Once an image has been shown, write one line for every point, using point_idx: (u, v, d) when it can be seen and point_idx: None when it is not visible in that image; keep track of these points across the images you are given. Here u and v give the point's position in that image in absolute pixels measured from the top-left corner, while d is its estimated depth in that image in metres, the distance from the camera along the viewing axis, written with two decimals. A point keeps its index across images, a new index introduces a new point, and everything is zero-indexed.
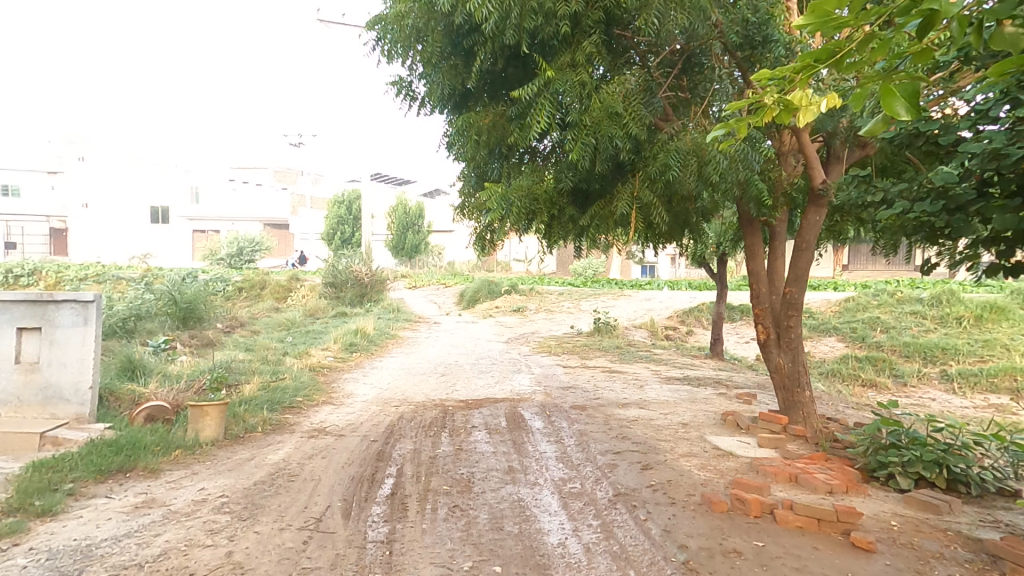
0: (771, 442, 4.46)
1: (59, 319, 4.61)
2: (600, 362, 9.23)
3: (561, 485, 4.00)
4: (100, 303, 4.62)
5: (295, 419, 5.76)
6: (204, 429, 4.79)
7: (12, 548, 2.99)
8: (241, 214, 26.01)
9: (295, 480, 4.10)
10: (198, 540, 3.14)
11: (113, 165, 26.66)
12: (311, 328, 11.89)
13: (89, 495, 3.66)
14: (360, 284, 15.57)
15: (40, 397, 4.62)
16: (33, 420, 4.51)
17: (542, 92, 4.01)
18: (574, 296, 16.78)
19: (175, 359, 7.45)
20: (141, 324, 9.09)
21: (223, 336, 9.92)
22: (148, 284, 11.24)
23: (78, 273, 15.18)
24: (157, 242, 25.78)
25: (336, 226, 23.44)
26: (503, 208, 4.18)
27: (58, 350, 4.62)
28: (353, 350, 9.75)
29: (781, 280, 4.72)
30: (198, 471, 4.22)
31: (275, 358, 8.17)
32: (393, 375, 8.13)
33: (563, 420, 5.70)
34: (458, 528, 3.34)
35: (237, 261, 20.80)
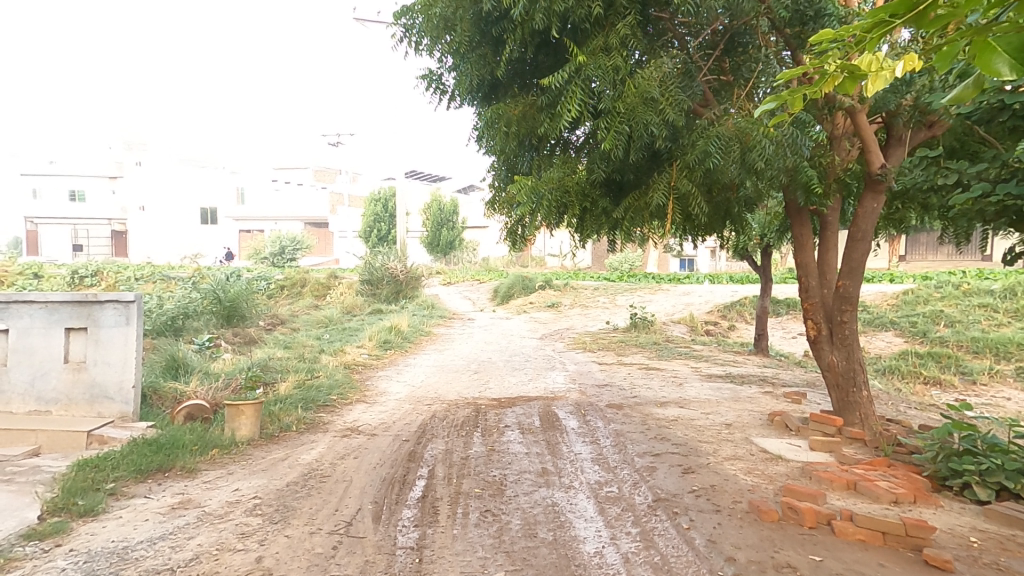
0: (825, 446, 4.15)
1: (103, 319, 4.68)
2: (637, 359, 8.97)
3: (597, 489, 3.82)
4: (141, 303, 4.66)
5: (329, 418, 5.76)
6: (241, 427, 4.82)
7: (54, 550, 2.96)
8: (283, 214, 26.69)
9: (327, 481, 4.06)
10: (230, 544, 3.09)
11: (163, 169, 27.71)
12: (348, 325, 12.01)
13: (129, 495, 3.67)
14: (396, 281, 15.65)
15: (87, 396, 4.70)
16: (80, 419, 4.60)
17: (573, 79, 3.80)
18: (611, 291, 16.46)
19: (217, 357, 7.59)
20: (188, 322, 9.34)
21: (264, 334, 10.11)
22: (195, 282, 11.59)
23: (133, 273, 15.87)
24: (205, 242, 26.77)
25: (373, 224, 23.71)
26: (533, 202, 4.03)
27: (103, 350, 4.69)
28: (388, 347, 9.77)
29: (833, 273, 4.40)
30: (233, 471, 4.22)
31: (312, 356, 8.25)
32: (428, 373, 8.09)
33: (600, 419, 5.51)
34: (490, 534, 3.21)
35: (280, 260, 21.29)
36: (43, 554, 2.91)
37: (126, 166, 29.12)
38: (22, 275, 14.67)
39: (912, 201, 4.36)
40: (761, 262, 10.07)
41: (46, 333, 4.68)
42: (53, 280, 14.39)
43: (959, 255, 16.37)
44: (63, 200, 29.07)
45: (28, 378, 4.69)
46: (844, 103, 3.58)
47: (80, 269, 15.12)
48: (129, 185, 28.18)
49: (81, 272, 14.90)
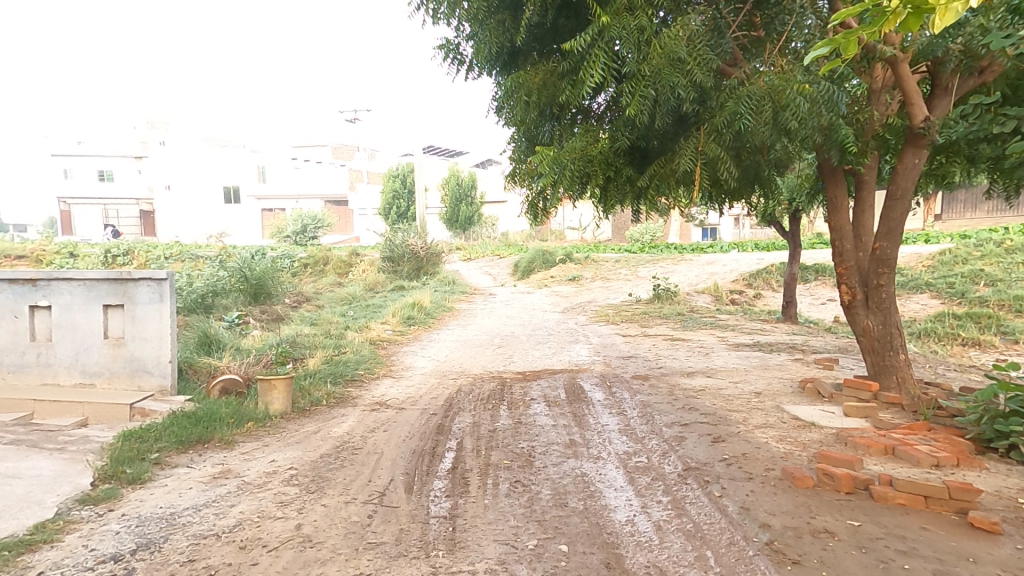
0: (860, 411, 4.09)
1: (138, 296, 4.79)
2: (662, 329, 8.89)
3: (626, 459, 3.83)
4: (173, 280, 4.75)
5: (357, 392, 5.86)
6: (273, 402, 4.93)
7: (107, 514, 3.08)
8: (304, 193, 26.85)
9: (359, 453, 4.14)
10: (270, 512, 3.18)
11: (185, 151, 27.99)
12: (372, 302, 12.11)
13: (172, 464, 3.79)
14: (417, 258, 15.70)
15: (127, 370, 4.83)
16: (122, 392, 4.74)
17: (596, 42, 3.66)
18: (633, 263, 16.30)
19: (247, 334, 7.75)
20: (217, 301, 9.53)
21: (290, 311, 10.26)
22: (221, 261, 11.78)
23: (161, 253, 16.17)
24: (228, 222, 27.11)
25: (392, 201, 23.70)
26: (555, 172, 3.92)
27: (139, 326, 4.80)
28: (412, 323, 9.85)
29: (869, 234, 4.24)
30: (268, 443, 4.32)
31: (338, 332, 8.35)
32: (452, 347, 8.14)
33: (626, 391, 5.49)
34: (521, 504, 3.24)
35: (303, 238, 21.45)
36: (98, 518, 3.03)
37: (149, 149, 29.46)
38: (59, 257, 15.08)
39: (957, 154, 4.16)
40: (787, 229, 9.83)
41: (86, 310, 4.81)
42: (87, 260, 14.78)
43: (997, 211, 15.71)
44: (91, 183, 29.71)
45: (71, 353, 4.84)
46: (886, 53, 3.39)
47: (111, 249, 15.46)
48: (152, 167, 28.57)
49: (112, 252, 15.23)
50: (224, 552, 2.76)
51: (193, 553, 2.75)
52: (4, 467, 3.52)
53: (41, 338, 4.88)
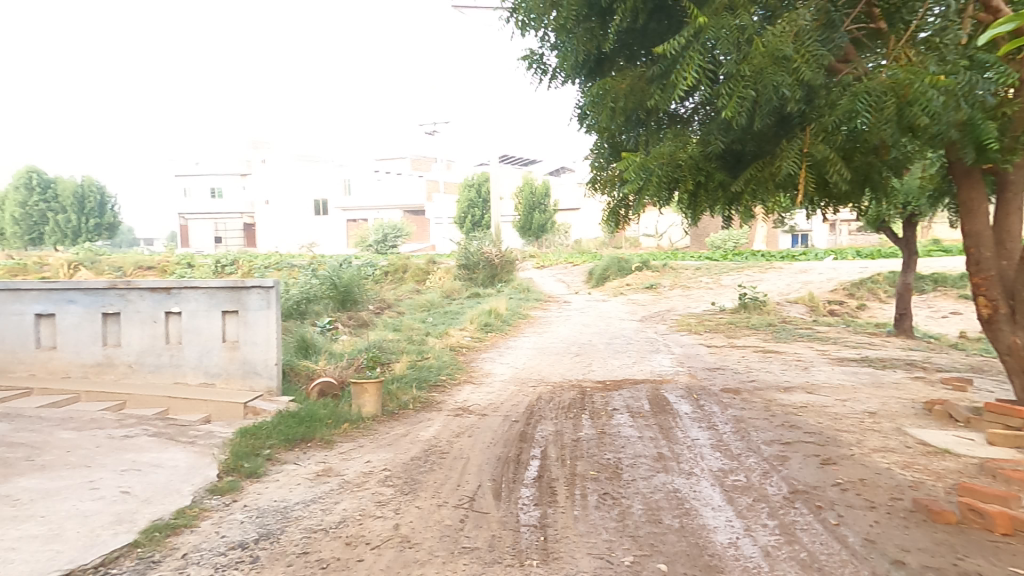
0: (1008, 441, 3.68)
1: (249, 303, 5.18)
2: (750, 341, 8.46)
3: (722, 477, 3.64)
4: (278, 287, 5.12)
5: (441, 397, 5.99)
6: (365, 405, 5.15)
7: (232, 504, 3.34)
8: (385, 203, 28.06)
9: (446, 457, 4.22)
10: (370, 511, 3.30)
11: (280, 166, 30.08)
12: (449, 308, 12.38)
13: (282, 461, 4.05)
14: (491, 266, 15.90)
15: (240, 371, 5.22)
16: (236, 392, 5.13)
17: (691, 44, 3.53)
18: (714, 271, 15.66)
19: (337, 339, 8.17)
20: (310, 307, 10.11)
21: (374, 318, 10.71)
22: (314, 269, 12.49)
23: (260, 262, 17.40)
24: (317, 232, 28.83)
25: (467, 210, 24.18)
26: (641, 179, 3.79)
27: (250, 330, 5.19)
28: (489, 330, 9.97)
29: (1015, 241, 3.83)
30: (363, 444, 4.51)
31: (419, 338, 8.59)
32: (529, 355, 8.16)
33: (715, 404, 5.24)
34: (612, 517, 3.16)
35: (383, 248, 22.39)
36: (226, 507, 3.28)
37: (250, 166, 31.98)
38: (176, 266, 16.59)
39: None
40: (905, 235, 9.10)
41: (208, 316, 5.22)
42: (196, 268, 16.19)
43: None
44: (201, 198, 32.72)
45: (196, 355, 5.25)
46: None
47: (221, 258, 16.89)
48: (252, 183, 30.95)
49: (220, 262, 16.63)
50: (333, 547, 2.89)
51: (306, 545, 2.90)
52: (151, 456, 3.88)
53: (173, 341, 5.29)
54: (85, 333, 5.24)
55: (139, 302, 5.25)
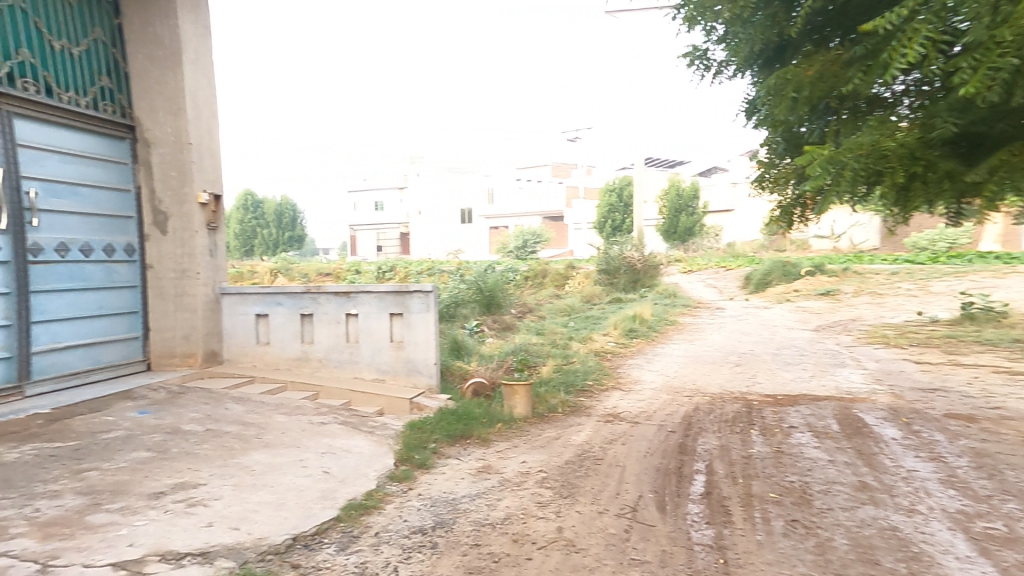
0: None
1: (411, 306, 5.63)
2: (986, 360, 7.19)
3: (966, 522, 3.10)
4: (437, 292, 5.50)
5: (590, 402, 5.95)
6: (516, 406, 5.29)
7: (409, 492, 3.65)
8: (526, 210, 28.88)
9: (601, 463, 4.16)
10: (532, 511, 3.37)
11: (434, 180, 32.49)
12: (590, 314, 12.33)
13: (446, 455, 4.33)
14: (633, 271, 15.53)
15: (406, 369, 5.70)
16: (403, 388, 5.60)
17: (915, 14, 2.99)
18: (920, 279, 13.65)
19: (484, 341, 8.56)
20: (459, 311, 10.70)
21: (517, 322, 11.05)
22: (462, 275, 13.23)
23: (415, 268, 18.88)
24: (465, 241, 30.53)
25: (607, 215, 23.91)
26: (830, 174, 3.36)
27: (412, 331, 5.64)
28: (634, 336, 9.73)
29: None
30: (517, 444, 4.64)
31: (563, 342, 8.66)
32: (681, 363, 7.80)
33: (939, 432, 4.54)
34: (808, 550, 2.87)
35: (523, 254, 23.03)
36: (404, 494, 3.61)
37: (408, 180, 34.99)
38: (347, 272, 18.63)
39: None
40: None
41: (379, 318, 5.77)
42: (362, 274, 18.06)
43: None
44: (366, 212, 36.55)
45: (370, 353, 5.82)
46: None
47: (383, 265, 18.69)
48: (410, 196, 33.83)
49: (382, 269, 18.39)
50: (501, 542, 3.00)
51: (476, 537, 3.05)
52: (340, 441, 4.39)
53: (352, 340, 5.90)
54: (288, 330, 6.04)
55: (326, 305, 5.96)
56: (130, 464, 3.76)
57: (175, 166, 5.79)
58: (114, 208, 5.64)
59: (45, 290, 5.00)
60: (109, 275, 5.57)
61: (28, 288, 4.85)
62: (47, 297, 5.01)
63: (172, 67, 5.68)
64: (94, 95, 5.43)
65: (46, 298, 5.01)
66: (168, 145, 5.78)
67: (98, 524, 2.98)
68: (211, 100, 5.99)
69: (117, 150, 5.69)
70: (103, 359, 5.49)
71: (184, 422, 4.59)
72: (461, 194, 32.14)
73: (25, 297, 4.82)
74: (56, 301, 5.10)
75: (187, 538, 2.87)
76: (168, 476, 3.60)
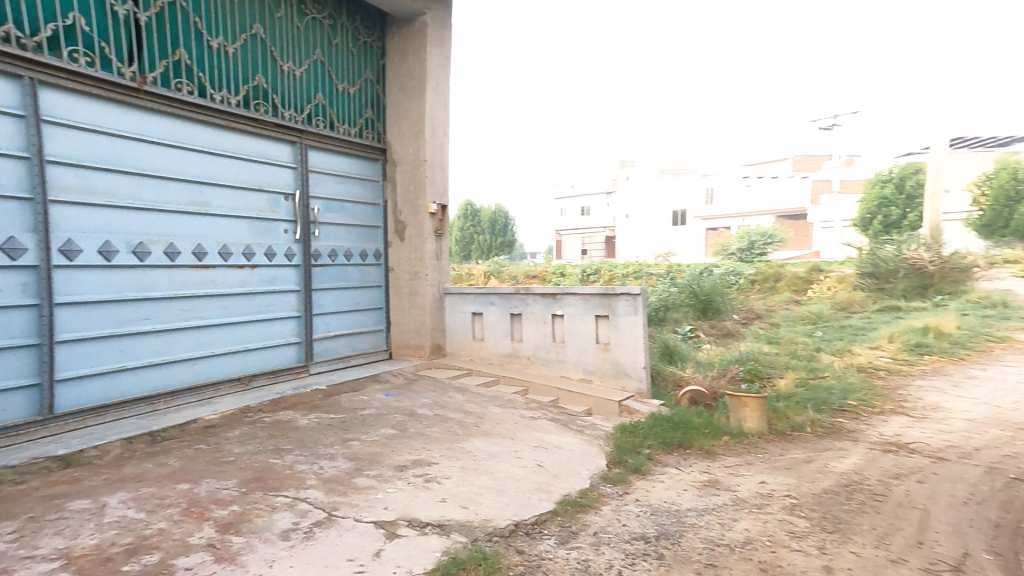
0: None
1: (618, 308, 5.46)
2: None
3: None
4: (645, 294, 5.25)
5: (852, 426, 5.07)
6: (746, 419, 4.77)
7: (626, 496, 3.49)
8: (762, 207, 26.66)
9: (881, 501, 3.43)
10: (781, 540, 2.92)
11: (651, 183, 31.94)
12: (844, 323, 10.62)
13: (663, 463, 4.09)
14: (918, 274, 13.07)
15: (614, 371, 5.56)
16: (612, 391, 5.47)
17: None
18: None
19: (702, 347, 8.02)
20: (670, 315, 10.15)
21: (741, 328, 10.02)
22: (674, 278, 12.62)
23: (633, 271, 18.63)
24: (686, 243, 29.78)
25: (880, 209, 21.47)
26: None
27: (620, 334, 5.48)
28: (925, 352, 8.06)
29: None
30: (752, 462, 4.17)
31: (807, 353, 7.65)
32: (1006, 391, 6.21)
33: None
34: None
35: (747, 256, 21.19)
36: (620, 497, 3.46)
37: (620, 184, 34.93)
38: (559, 275, 19.20)
39: None
40: None
41: (584, 319, 5.73)
42: (572, 276, 18.49)
43: None
44: (580, 218, 38.02)
45: (576, 353, 5.80)
46: None
47: (590, 269, 18.91)
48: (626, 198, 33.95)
49: (589, 271, 18.60)
50: (744, 568, 2.64)
51: (711, 558, 2.74)
52: (550, 437, 4.41)
53: (558, 339, 5.95)
54: (500, 329, 6.38)
55: (534, 305, 6.12)
56: (382, 438, 4.30)
57: (414, 182, 6.56)
58: (371, 220, 6.65)
59: (323, 288, 6.08)
60: (365, 276, 6.57)
61: (312, 286, 5.96)
62: (325, 294, 6.10)
63: (416, 96, 6.50)
64: (361, 126, 6.48)
65: (323, 294, 6.10)
66: (409, 164, 6.58)
67: (361, 486, 3.45)
68: (445, 120, 6.71)
69: (377, 171, 6.71)
70: (361, 346, 6.52)
71: (419, 407, 5.12)
72: (677, 195, 30.99)
73: (310, 294, 5.92)
74: (330, 297, 6.17)
75: (428, 509, 3.13)
76: (410, 452, 4.02)
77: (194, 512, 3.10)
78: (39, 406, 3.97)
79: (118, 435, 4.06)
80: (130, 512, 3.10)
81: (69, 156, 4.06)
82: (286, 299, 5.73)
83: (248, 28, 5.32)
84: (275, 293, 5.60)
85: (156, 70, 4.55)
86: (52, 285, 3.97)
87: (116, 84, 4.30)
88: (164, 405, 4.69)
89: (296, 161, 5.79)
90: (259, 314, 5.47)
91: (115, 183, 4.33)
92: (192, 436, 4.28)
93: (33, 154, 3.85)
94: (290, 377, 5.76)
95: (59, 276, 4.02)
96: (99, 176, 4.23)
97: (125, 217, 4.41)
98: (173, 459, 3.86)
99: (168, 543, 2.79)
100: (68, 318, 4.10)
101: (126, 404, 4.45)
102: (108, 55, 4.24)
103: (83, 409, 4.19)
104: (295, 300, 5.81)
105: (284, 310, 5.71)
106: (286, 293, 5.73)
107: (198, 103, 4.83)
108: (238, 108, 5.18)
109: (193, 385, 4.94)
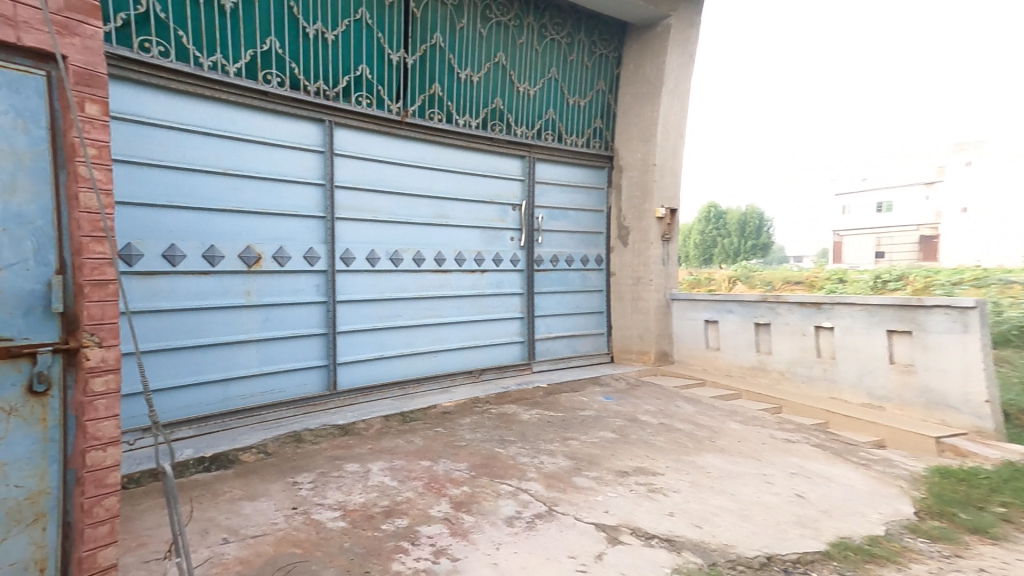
0: None
1: (930, 324, 4.35)
2: None
3: None
4: (982, 307, 4.02)
5: None
6: None
7: (957, 560, 2.75)
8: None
9: None
10: None
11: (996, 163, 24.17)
12: None
13: None
14: None
15: (923, 400, 4.47)
16: (924, 424, 4.39)
17: None
18: None
19: None
20: None
21: None
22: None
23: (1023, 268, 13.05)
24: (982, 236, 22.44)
25: None
26: None
27: (934, 354, 4.35)
28: None
29: None
30: None
31: None
32: None
33: None
34: None
35: None
36: (946, 560, 2.74)
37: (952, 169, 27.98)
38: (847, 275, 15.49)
39: None
40: None
41: (868, 334, 4.79)
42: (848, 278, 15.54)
43: None
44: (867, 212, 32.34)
45: (856, 373, 4.93)
46: None
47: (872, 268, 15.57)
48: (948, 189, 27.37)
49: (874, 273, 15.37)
50: None
51: None
52: (818, 466, 3.86)
53: (826, 356, 5.18)
54: (741, 338, 5.92)
55: (788, 315, 5.46)
56: (602, 440, 4.28)
57: (640, 187, 6.60)
58: (592, 225, 6.84)
59: (544, 292, 6.40)
60: (585, 282, 6.78)
61: (534, 290, 6.31)
62: (545, 297, 6.42)
63: (649, 100, 6.47)
64: (588, 135, 6.71)
65: (544, 298, 6.43)
66: (636, 168, 6.63)
67: (580, 486, 3.46)
68: (680, 121, 6.55)
69: (600, 178, 6.89)
70: (581, 347, 6.73)
71: (639, 413, 5.00)
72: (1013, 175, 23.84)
73: (532, 297, 6.28)
74: (550, 301, 6.47)
75: (655, 521, 2.98)
76: (631, 459, 3.92)
77: (434, 487, 3.48)
78: (326, 383, 4.93)
79: (379, 413, 4.83)
80: (385, 479, 3.64)
81: (348, 181, 4.94)
82: (511, 301, 6.20)
83: (492, 57, 5.84)
84: (502, 295, 6.09)
85: (416, 104, 5.28)
86: (336, 285, 4.91)
87: (385, 119, 5.11)
88: (412, 389, 5.45)
89: (523, 174, 6.25)
90: (488, 314, 6.01)
91: (380, 201, 5.15)
92: (433, 419, 4.87)
93: (326, 181, 4.79)
94: (516, 373, 6.21)
95: (342, 279, 4.94)
96: (370, 194, 5.08)
97: (387, 228, 5.22)
98: (418, 438, 4.42)
99: (415, 511, 3.17)
100: (347, 314, 5.02)
101: (385, 387, 5.26)
102: (382, 96, 5.05)
103: (356, 389, 5.09)
104: (518, 302, 6.25)
105: (510, 311, 6.19)
106: (511, 295, 6.19)
107: (445, 128, 5.50)
108: (476, 129, 5.76)
109: (434, 374, 5.65)
